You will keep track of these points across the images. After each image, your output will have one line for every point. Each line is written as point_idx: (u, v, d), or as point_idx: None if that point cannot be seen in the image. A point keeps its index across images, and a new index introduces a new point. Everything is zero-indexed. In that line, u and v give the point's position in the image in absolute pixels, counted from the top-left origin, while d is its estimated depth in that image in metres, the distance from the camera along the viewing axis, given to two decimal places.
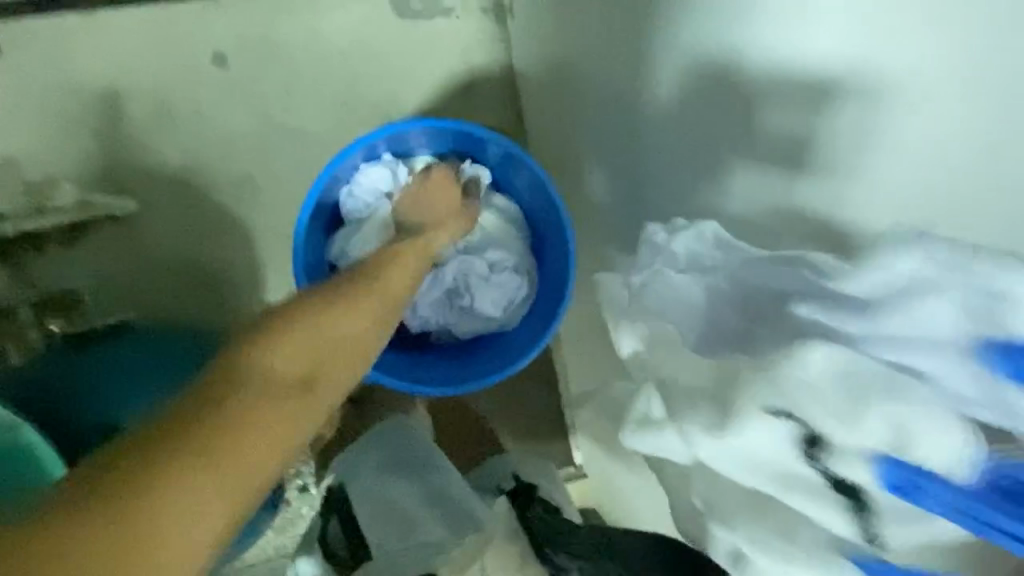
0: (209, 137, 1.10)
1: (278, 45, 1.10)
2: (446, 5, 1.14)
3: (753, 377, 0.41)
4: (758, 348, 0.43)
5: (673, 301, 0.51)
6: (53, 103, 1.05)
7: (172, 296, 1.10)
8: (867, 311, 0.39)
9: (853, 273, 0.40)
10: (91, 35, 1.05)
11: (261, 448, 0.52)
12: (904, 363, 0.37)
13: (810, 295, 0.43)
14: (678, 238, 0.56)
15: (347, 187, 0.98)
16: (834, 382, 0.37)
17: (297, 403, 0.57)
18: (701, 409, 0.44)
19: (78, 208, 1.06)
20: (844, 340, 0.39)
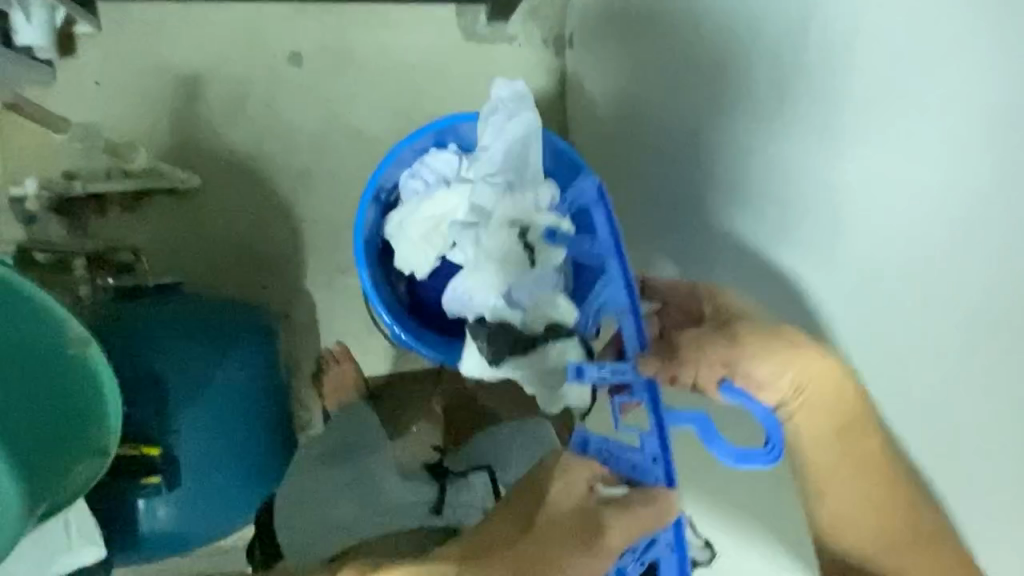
0: (275, 129, 1.17)
1: (351, 53, 1.18)
2: (510, 33, 1.21)
3: (513, 139, 0.79)
4: (510, 133, 0.79)
5: (507, 104, 0.79)
6: (142, 81, 1.13)
7: (219, 271, 1.16)
8: (520, 111, 0.79)
9: (515, 117, 0.79)
10: (185, 25, 1.13)
11: None
12: (523, 147, 0.79)
13: (511, 100, 0.80)
14: (502, 99, 0.80)
15: (408, 171, 0.88)
16: (520, 134, 0.79)
17: None
18: (502, 141, 0.79)
19: (146, 177, 1.12)
20: (522, 123, 0.79)
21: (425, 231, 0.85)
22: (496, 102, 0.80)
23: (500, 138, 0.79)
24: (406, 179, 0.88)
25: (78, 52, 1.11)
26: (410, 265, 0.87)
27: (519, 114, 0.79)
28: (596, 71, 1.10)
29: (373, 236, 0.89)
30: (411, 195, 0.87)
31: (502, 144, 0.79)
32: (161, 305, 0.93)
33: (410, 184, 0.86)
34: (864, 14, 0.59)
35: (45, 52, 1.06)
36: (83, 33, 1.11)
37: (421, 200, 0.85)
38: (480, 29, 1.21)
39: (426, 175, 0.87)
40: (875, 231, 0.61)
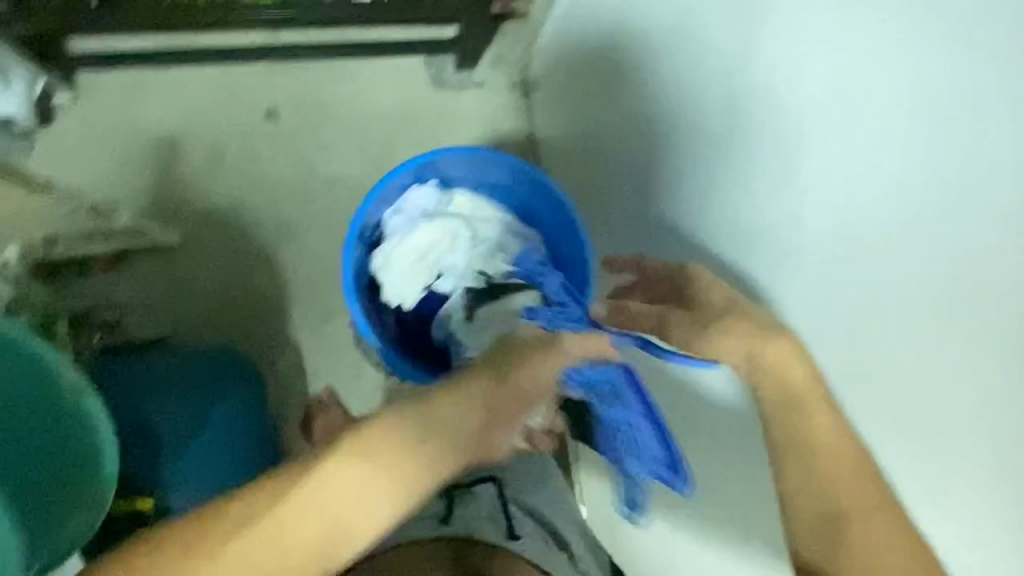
0: (254, 182, 1.20)
1: (325, 106, 1.22)
2: (477, 79, 1.27)
3: (471, 203, 0.92)
4: (470, 198, 0.92)
5: (469, 172, 0.93)
6: (120, 144, 1.16)
7: (202, 325, 1.17)
8: (480, 180, 0.93)
9: (471, 190, 0.93)
10: (162, 88, 1.17)
11: (309, 531, 0.58)
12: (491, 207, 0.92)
13: (475, 166, 0.91)
14: (456, 169, 0.92)
15: (390, 209, 0.91)
16: (482, 199, 0.92)
17: (375, 480, 0.60)
18: (465, 204, 0.91)
19: (129, 236, 1.12)
20: (485, 193, 0.93)
21: (408, 264, 0.89)
22: (456, 166, 0.92)
23: (464, 202, 0.91)
24: (389, 216, 0.91)
25: (57, 120, 1.14)
26: (395, 297, 0.90)
27: (478, 184, 0.94)
28: (561, 109, 1.16)
29: (362, 274, 0.91)
30: (394, 231, 0.90)
31: (468, 204, 0.91)
32: (153, 361, 0.94)
33: (394, 222, 0.90)
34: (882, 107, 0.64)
35: (24, 121, 1.08)
36: (60, 102, 1.14)
37: (406, 236, 0.89)
38: (449, 77, 1.26)
39: (409, 212, 0.90)
40: (804, 219, 0.73)
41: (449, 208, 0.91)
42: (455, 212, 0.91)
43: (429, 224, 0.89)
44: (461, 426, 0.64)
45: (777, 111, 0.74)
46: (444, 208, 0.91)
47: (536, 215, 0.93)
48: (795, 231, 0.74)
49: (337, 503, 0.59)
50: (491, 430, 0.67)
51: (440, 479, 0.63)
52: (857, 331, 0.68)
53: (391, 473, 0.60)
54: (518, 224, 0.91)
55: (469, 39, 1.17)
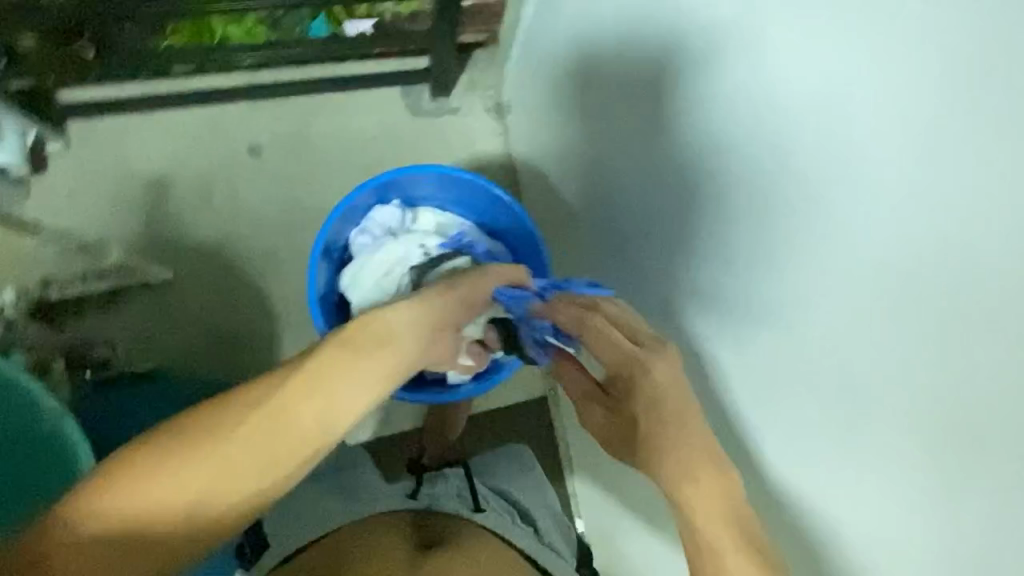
0: (242, 216, 1.24)
1: (308, 139, 1.26)
2: (454, 105, 1.32)
3: (425, 218, 0.98)
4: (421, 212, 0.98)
5: (427, 191, 0.99)
6: (111, 186, 1.20)
7: (196, 357, 1.20)
8: (438, 198, 1.00)
9: (428, 207, 1.00)
10: (149, 131, 1.22)
11: (330, 403, 0.62)
12: (446, 221, 0.99)
13: (434, 184, 0.98)
14: (416, 187, 0.98)
15: (356, 229, 0.97)
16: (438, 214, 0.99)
17: (381, 361, 0.66)
18: (418, 218, 0.98)
19: (119, 274, 1.17)
20: (444, 209, 1.00)
21: (371, 278, 0.93)
22: (416, 184, 0.98)
23: (421, 217, 0.98)
24: (356, 235, 0.96)
25: (49, 167, 1.19)
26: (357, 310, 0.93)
27: (439, 203, 1.00)
28: (534, 129, 1.20)
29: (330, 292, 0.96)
30: (360, 249, 0.95)
31: (427, 220, 0.97)
32: (148, 393, 1.05)
33: (359, 240, 0.95)
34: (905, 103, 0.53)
35: (18, 170, 1.13)
36: (53, 150, 1.19)
37: (371, 251, 0.94)
38: (425, 105, 1.31)
39: (374, 229, 0.96)
40: (800, 207, 0.65)
41: (406, 223, 0.97)
42: (414, 228, 0.97)
43: (387, 238, 0.95)
44: (414, 337, 0.71)
45: (765, 124, 0.67)
46: (406, 226, 0.97)
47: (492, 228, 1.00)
48: (765, 226, 0.69)
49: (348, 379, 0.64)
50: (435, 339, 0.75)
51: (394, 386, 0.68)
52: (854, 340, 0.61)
53: (361, 372, 0.64)
54: (478, 235, 0.98)
55: (442, 68, 1.22)
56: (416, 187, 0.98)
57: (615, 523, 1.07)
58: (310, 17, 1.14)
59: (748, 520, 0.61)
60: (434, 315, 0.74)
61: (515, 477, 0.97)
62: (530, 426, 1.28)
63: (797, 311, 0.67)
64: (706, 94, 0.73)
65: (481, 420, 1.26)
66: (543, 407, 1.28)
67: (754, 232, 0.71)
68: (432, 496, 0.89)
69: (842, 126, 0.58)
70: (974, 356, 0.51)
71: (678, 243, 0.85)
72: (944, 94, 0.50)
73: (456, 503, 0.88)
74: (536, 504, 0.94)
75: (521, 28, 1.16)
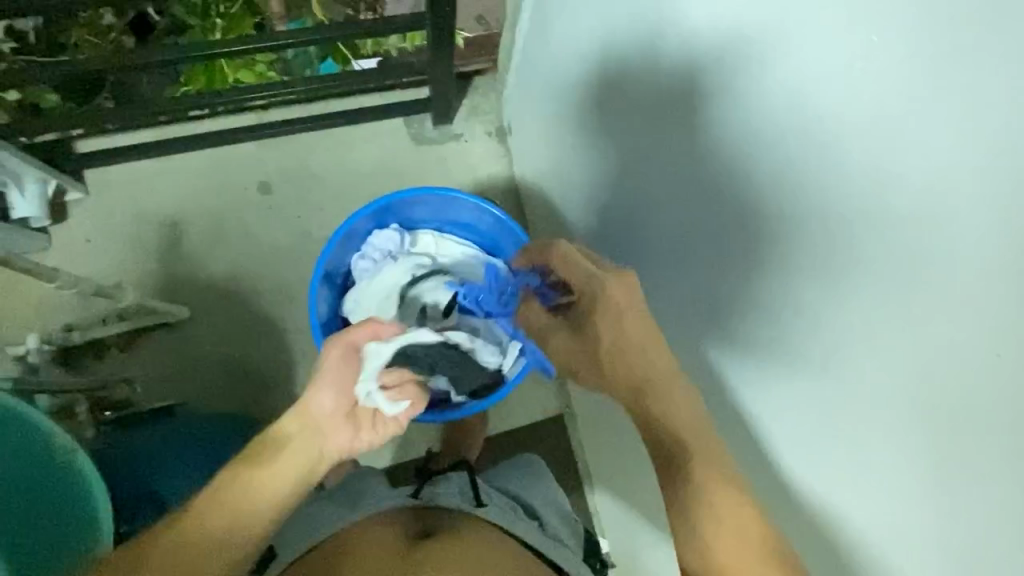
0: (254, 252, 1.26)
1: (315, 174, 1.29)
2: (456, 132, 1.34)
3: (426, 242, 1.04)
4: (422, 235, 1.05)
5: (428, 216, 1.05)
6: (127, 230, 1.24)
7: (215, 393, 1.22)
8: (436, 222, 1.06)
9: (428, 230, 1.06)
10: (162, 175, 1.26)
11: (267, 499, 0.72)
12: (444, 243, 1.05)
13: (432, 209, 1.04)
14: (416, 212, 1.04)
15: (359, 255, 1.02)
16: (437, 237, 1.05)
17: (309, 450, 0.77)
18: (418, 242, 1.04)
19: (138, 315, 1.19)
20: (442, 233, 1.06)
21: (376, 299, 0.98)
22: (416, 210, 1.04)
23: (422, 240, 1.04)
24: (357, 261, 1.02)
25: (68, 217, 1.23)
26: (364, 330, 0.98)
27: (438, 227, 1.06)
28: (536, 150, 1.21)
29: (336, 316, 1.02)
30: (362, 273, 1.01)
31: (427, 243, 1.04)
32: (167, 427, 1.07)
33: (361, 264, 1.01)
34: (899, 94, 0.47)
35: (39, 220, 1.18)
36: (72, 200, 1.23)
37: (373, 275, 1.00)
38: (428, 133, 1.33)
39: (374, 254, 1.01)
40: (789, 215, 0.59)
41: (407, 246, 1.03)
42: (414, 252, 1.02)
43: (389, 259, 1.01)
44: (308, 440, 0.77)
45: (736, 139, 0.64)
46: (407, 250, 1.02)
47: (491, 248, 1.06)
48: (759, 238, 0.63)
49: (296, 468, 0.75)
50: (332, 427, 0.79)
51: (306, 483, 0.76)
52: (856, 362, 0.56)
53: (264, 485, 0.73)
54: (475, 257, 1.04)
55: (442, 96, 1.24)
56: (413, 212, 1.03)
57: (642, 540, 1.05)
58: (319, 58, 1.24)
59: (708, 430, 0.67)
60: (325, 409, 0.79)
61: (521, 482, 0.97)
62: (548, 445, 1.26)
63: (774, 332, 0.65)
64: (682, 111, 0.70)
65: (498, 441, 1.25)
66: (560, 425, 1.27)
67: (725, 250, 0.69)
68: (436, 494, 0.88)
69: (830, 127, 0.53)
70: (947, 390, 0.48)
71: (672, 257, 0.80)
72: (945, 83, 0.44)
73: (461, 500, 0.88)
74: (542, 500, 0.95)
75: (516, 52, 1.18)
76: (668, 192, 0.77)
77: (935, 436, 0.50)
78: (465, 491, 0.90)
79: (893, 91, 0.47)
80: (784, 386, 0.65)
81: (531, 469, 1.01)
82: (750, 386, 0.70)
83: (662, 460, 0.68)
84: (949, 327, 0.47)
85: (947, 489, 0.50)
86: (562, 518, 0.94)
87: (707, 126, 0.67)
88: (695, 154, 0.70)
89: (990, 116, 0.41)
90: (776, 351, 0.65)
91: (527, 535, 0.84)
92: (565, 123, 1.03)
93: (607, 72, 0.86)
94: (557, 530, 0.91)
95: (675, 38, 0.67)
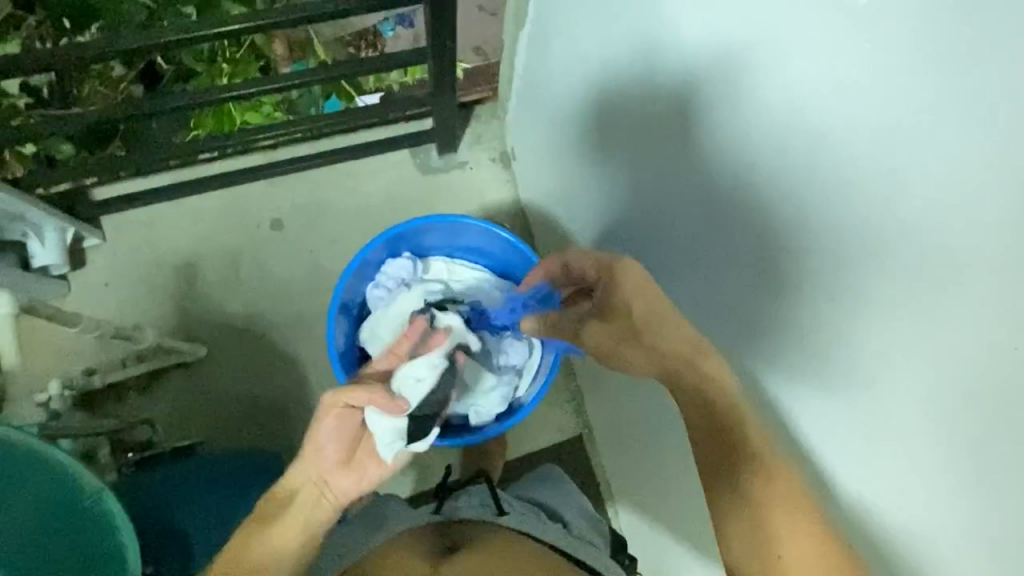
0: (269, 288, 1.28)
1: (325, 208, 1.32)
2: (461, 159, 1.36)
3: (438, 267, 1.06)
4: (433, 261, 1.06)
5: (438, 243, 1.07)
6: (144, 273, 1.26)
7: (236, 429, 1.23)
8: (447, 248, 1.07)
9: (439, 257, 1.07)
10: (176, 217, 1.28)
11: (285, 546, 0.74)
12: (456, 268, 1.07)
13: (442, 236, 1.05)
14: (426, 239, 1.05)
15: (372, 284, 1.04)
16: (448, 263, 1.07)
17: (315, 501, 0.76)
18: (430, 269, 1.06)
19: (156, 356, 1.20)
20: (454, 258, 1.08)
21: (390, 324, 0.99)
22: (427, 237, 1.05)
23: (433, 266, 1.06)
24: (371, 289, 1.03)
25: (87, 263, 1.25)
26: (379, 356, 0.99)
27: (449, 253, 1.07)
28: (541, 173, 1.23)
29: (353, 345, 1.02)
30: (377, 302, 1.02)
31: (438, 268, 1.05)
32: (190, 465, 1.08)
33: (375, 293, 1.02)
34: (897, 98, 0.48)
35: (58, 268, 1.20)
36: (89, 246, 1.26)
37: (387, 302, 1.01)
38: (434, 162, 1.35)
39: (387, 282, 1.03)
40: (798, 222, 0.60)
41: (419, 272, 1.04)
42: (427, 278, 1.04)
43: (401, 286, 1.02)
44: (313, 489, 0.76)
45: (738, 151, 0.64)
46: (419, 277, 1.04)
47: (501, 270, 1.07)
48: (768, 246, 0.64)
49: (304, 516, 0.75)
50: (333, 478, 0.76)
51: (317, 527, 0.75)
52: (876, 364, 0.56)
53: (275, 531, 0.74)
54: (487, 280, 1.05)
55: (447, 126, 1.27)
56: (424, 239, 1.05)
57: (669, 558, 1.03)
58: (324, 96, 1.27)
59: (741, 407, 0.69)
60: (327, 459, 0.76)
61: (542, 491, 0.99)
62: (569, 467, 1.26)
63: (790, 341, 0.65)
64: (683, 127, 0.71)
65: (519, 465, 1.24)
66: (579, 447, 1.26)
67: (735, 259, 0.70)
68: (457, 510, 0.88)
69: (829, 134, 0.54)
70: (971, 387, 0.48)
71: (683, 270, 0.81)
72: (944, 85, 0.44)
73: (482, 511, 0.88)
74: (565, 504, 0.97)
75: (516, 79, 1.21)
76: (675, 207, 0.78)
77: (965, 433, 0.50)
78: (485, 503, 0.90)
79: (891, 95, 0.48)
80: (803, 396, 0.65)
81: (549, 478, 1.04)
82: (773, 393, 0.70)
83: (709, 423, 0.70)
84: (967, 325, 0.47)
85: (982, 486, 0.49)
86: (586, 521, 0.95)
87: (707, 140, 0.68)
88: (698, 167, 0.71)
89: (993, 115, 0.42)
90: (792, 359, 0.65)
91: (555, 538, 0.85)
92: (568, 145, 1.05)
93: (606, 94, 0.87)
94: (584, 530, 0.92)
95: (672, 57, 0.68)
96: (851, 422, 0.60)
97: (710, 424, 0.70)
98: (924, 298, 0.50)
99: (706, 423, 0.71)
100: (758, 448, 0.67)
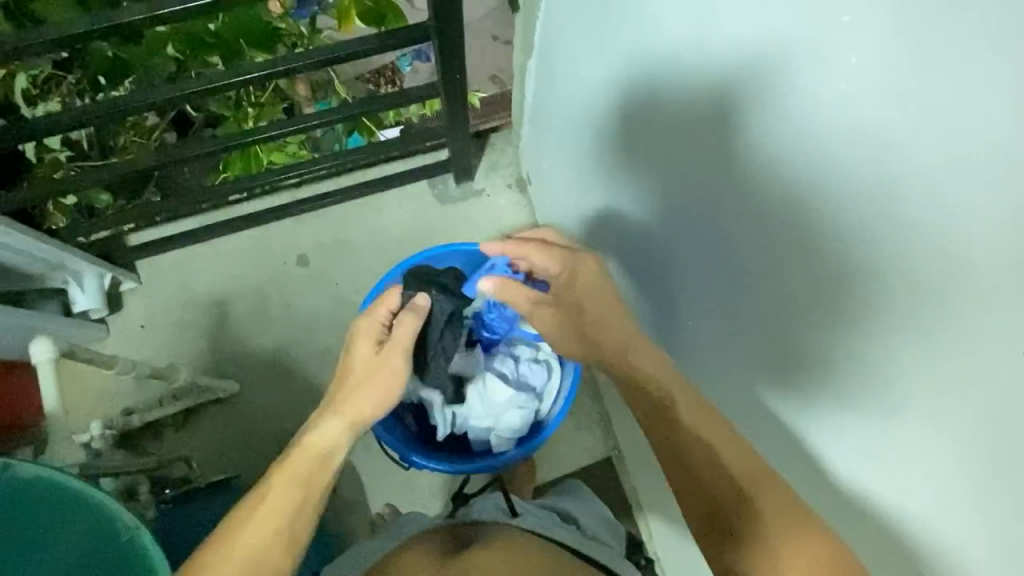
0: (295, 323, 1.31)
1: (347, 242, 1.35)
2: (478, 188, 1.39)
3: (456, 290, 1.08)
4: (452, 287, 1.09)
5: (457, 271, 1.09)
6: (178, 314, 1.31)
7: (268, 462, 1.26)
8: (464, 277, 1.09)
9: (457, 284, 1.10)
10: (205, 259, 1.33)
11: (310, 478, 0.74)
12: None
13: (459, 264, 1.08)
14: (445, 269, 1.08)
15: None
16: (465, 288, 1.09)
17: (333, 433, 0.78)
18: None
19: (190, 394, 1.24)
20: None
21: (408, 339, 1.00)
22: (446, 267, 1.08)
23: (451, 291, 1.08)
24: None
25: (123, 306, 1.30)
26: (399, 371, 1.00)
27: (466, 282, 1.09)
28: (556, 198, 1.25)
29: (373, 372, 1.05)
30: None
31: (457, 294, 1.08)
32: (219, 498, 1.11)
33: None
34: (874, 96, 0.48)
35: (98, 312, 1.25)
36: (127, 289, 1.31)
37: None
38: (451, 192, 1.38)
39: None
40: (793, 227, 0.59)
41: None
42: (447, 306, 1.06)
43: None
44: (331, 425, 0.78)
45: (730, 161, 0.65)
46: None
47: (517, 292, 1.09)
48: (766, 250, 0.63)
49: (323, 448, 0.77)
50: (350, 405, 0.80)
51: (325, 483, 0.75)
52: (873, 369, 0.55)
53: (297, 470, 0.74)
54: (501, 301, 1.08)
55: (461, 156, 1.30)
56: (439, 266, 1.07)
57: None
58: (346, 133, 1.32)
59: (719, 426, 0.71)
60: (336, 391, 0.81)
61: (559, 501, 1.01)
62: (600, 491, 1.24)
63: (805, 354, 0.62)
64: (681, 145, 0.73)
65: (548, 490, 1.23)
66: (610, 470, 1.25)
67: (748, 273, 0.68)
68: (472, 514, 0.92)
69: (811, 141, 0.54)
70: (973, 388, 0.46)
71: (691, 285, 0.81)
72: (919, 78, 0.44)
73: (497, 514, 0.91)
74: (581, 510, 0.99)
75: (527, 106, 1.24)
76: (679, 221, 0.79)
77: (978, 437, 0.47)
78: (499, 508, 0.93)
79: (866, 95, 0.48)
80: (814, 405, 0.64)
81: (569, 489, 1.06)
82: (790, 406, 0.67)
83: (646, 417, 0.75)
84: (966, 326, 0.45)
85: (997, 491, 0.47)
86: (601, 527, 0.97)
87: (703, 156, 0.69)
88: (699, 184, 0.71)
89: (965, 106, 0.41)
90: (808, 369, 0.63)
91: (568, 537, 0.87)
92: (581, 170, 1.07)
93: (611, 116, 0.89)
94: (598, 533, 0.95)
95: (674, 78, 0.70)
96: (867, 441, 0.58)
97: (649, 422, 0.75)
98: (921, 316, 0.48)
99: (651, 418, 0.75)
100: (738, 463, 0.68)
